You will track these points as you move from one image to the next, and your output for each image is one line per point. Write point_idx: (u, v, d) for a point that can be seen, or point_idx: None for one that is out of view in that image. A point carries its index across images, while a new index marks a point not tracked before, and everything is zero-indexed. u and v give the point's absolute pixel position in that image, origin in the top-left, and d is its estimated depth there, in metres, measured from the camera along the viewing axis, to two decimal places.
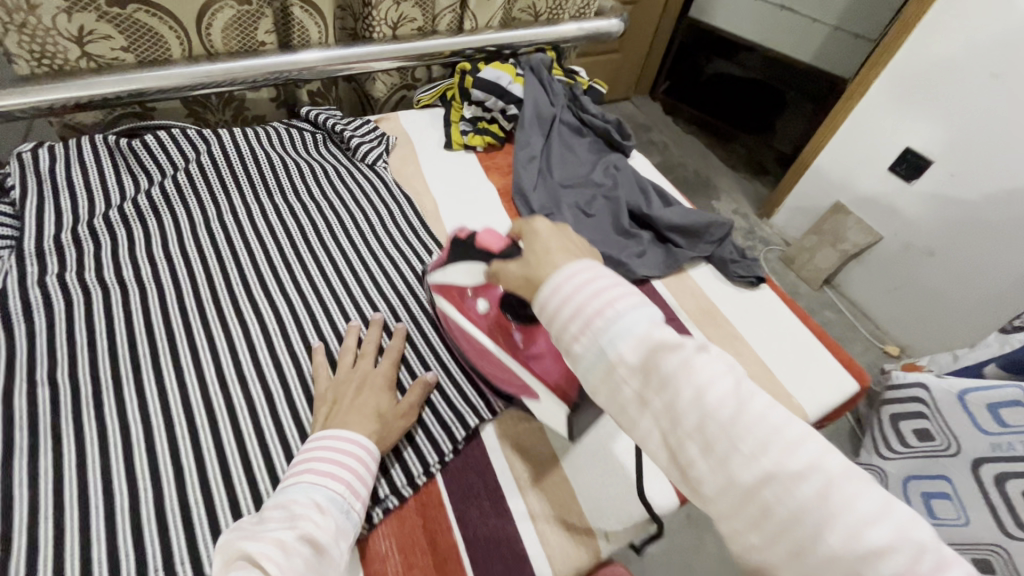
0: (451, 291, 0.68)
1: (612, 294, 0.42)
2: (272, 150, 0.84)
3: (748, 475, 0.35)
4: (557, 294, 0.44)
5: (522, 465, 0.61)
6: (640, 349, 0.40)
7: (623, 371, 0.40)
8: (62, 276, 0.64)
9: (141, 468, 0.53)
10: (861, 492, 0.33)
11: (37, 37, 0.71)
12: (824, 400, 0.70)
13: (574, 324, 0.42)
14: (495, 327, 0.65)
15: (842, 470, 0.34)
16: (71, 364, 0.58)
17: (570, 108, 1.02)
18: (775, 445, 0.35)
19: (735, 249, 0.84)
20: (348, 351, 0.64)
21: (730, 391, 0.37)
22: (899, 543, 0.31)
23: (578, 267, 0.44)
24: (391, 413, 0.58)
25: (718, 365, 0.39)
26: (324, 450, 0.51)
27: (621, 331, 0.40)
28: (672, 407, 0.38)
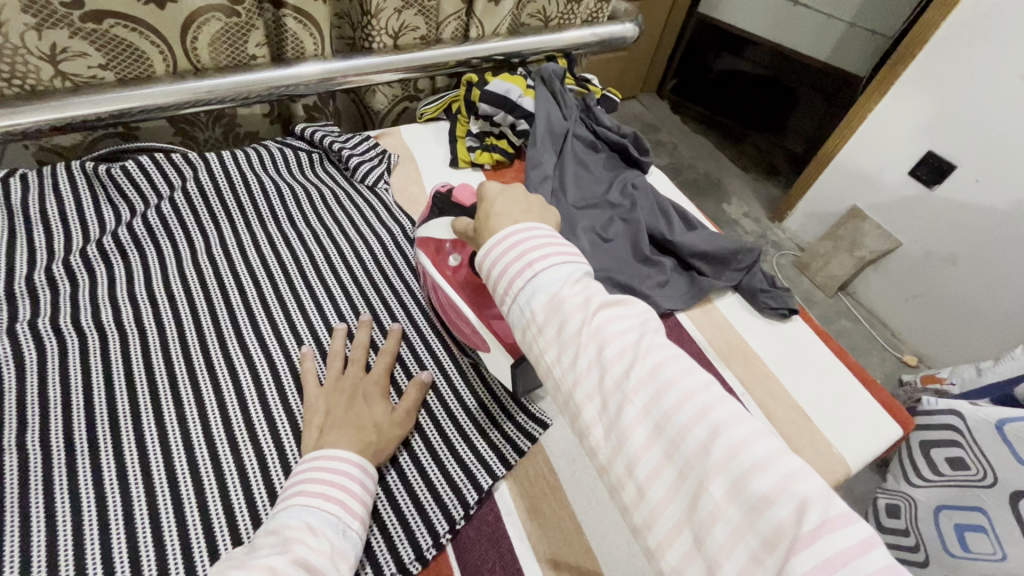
0: (429, 242, 0.68)
1: (532, 254, 0.46)
2: (265, 174, 0.78)
3: (640, 428, 0.37)
4: (492, 252, 0.48)
5: (540, 530, 0.55)
6: (553, 303, 0.43)
7: (535, 328, 0.43)
8: (34, 322, 0.58)
9: (117, 545, 0.47)
10: (750, 443, 0.34)
11: (5, 57, 0.64)
12: (865, 447, 0.64)
13: (500, 283, 0.47)
14: (464, 281, 0.65)
15: (733, 421, 0.35)
16: (41, 425, 0.52)
17: (583, 120, 0.95)
18: (665, 399, 0.37)
19: (765, 277, 0.78)
20: (337, 357, 0.61)
21: (627, 346, 0.40)
22: (780, 493, 0.32)
23: (512, 230, 0.49)
24: (386, 422, 0.56)
25: (623, 323, 0.41)
26: (315, 471, 0.48)
27: (537, 287, 0.44)
28: (574, 364, 0.41)
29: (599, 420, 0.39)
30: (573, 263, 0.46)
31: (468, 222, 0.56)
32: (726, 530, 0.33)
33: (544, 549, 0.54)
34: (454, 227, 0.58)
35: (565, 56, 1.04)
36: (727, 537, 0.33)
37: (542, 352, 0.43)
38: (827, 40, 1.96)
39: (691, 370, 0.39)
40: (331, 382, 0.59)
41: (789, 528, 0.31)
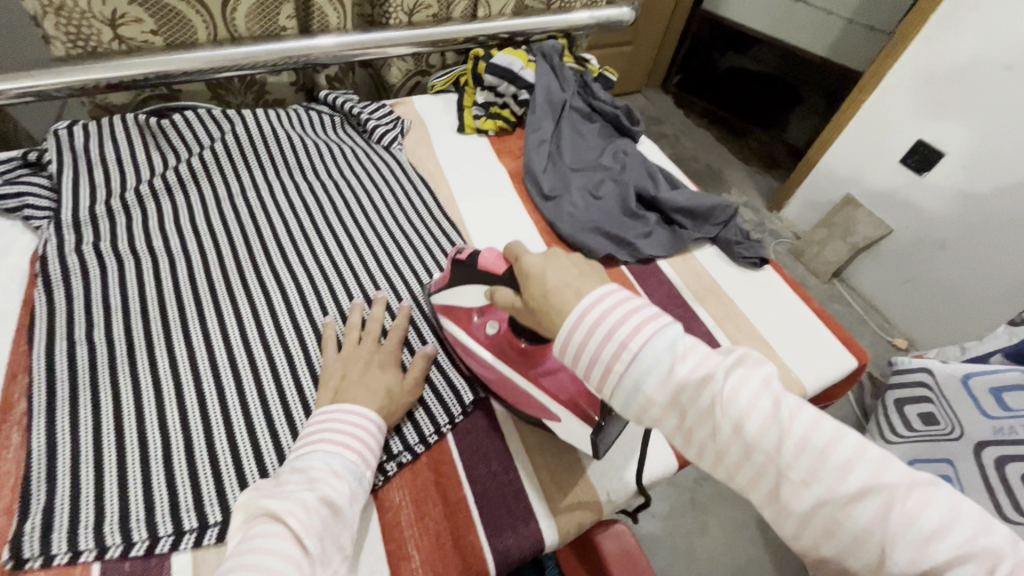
0: (457, 310, 0.63)
1: (623, 333, 0.43)
2: (293, 132, 0.86)
3: (804, 504, 0.37)
4: (575, 337, 0.44)
5: (530, 427, 0.63)
6: (678, 385, 0.41)
7: (655, 407, 0.42)
8: (97, 245, 0.67)
9: (171, 418, 0.55)
10: (927, 503, 0.34)
11: (73, 20, 0.74)
12: (824, 374, 0.72)
13: (594, 370, 0.44)
14: (507, 348, 0.59)
15: (904, 487, 0.35)
16: (107, 325, 0.61)
17: (580, 95, 1.04)
18: (825, 472, 0.37)
19: (740, 231, 0.86)
20: (353, 328, 0.62)
21: (773, 419, 0.38)
22: (966, 551, 0.33)
23: (589, 302, 0.45)
24: (398, 388, 0.58)
25: (754, 388, 0.39)
26: (337, 423, 0.51)
27: (648, 370, 0.42)
28: (716, 439, 0.40)
29: (756, 490, 0.39)
30: (669, 327, 0.43)
31: (510, 296, 0.51)
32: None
33: (532, 442, 0.61)
34: (494, 302, 0.52)
35: (566, 36, 1.12)
36: None
37: (672, 428, 0.42)
38: (828, 36, 2.05)
39: (837, 428, 0.38)
40: (348, 350, 0.60)
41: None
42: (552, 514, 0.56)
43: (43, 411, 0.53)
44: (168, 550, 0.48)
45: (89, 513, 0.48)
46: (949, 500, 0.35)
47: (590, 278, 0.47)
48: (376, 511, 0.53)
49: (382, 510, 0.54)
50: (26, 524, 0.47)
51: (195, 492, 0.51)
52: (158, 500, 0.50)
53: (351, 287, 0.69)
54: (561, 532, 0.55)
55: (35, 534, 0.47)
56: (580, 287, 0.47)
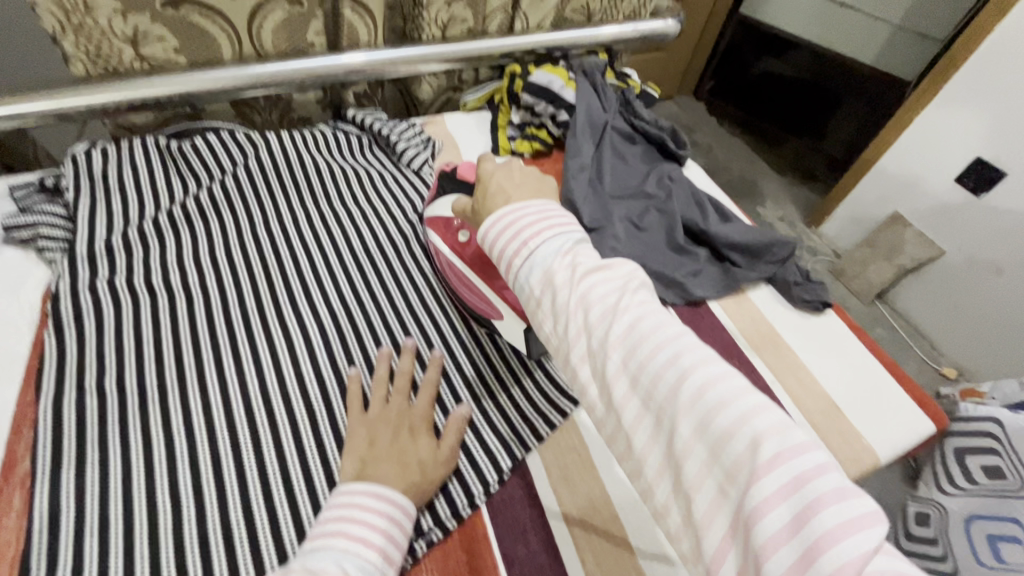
0: (438, 221, 0.71)
1: (527, 233, 0.47)
2: (319, 155, 0.82)
3: (621, 382, 0.38)
4: (492, 234, 0.49)
5: (571, 498, 0.56)
6: (548, 278, 0.44)
7: (529, 299, 0.45)
8: (113, 280, 0.63)
9: (184, 481, 0.51)
10: (718, 387, 0.34)
11: (93, 38, 0.70)
12: (895, 439, 0.65)
13: (502, 264, 0.48)
14: (473, 257, 0.68)
15: (702, 368, 0.35)
16: (119, 372, 0.57)
17: (622, 114, 0.97)
18: (645, 350, 0.37)
19: (798, 271, 0.79)
20: (381, 383, 0.57)
21: (608, 305, 0.40)
22: (741, 429, 0.33)
23: (513, 207, 0.50)
24: (431, 460, 0.53)
25: (605, 286, 0.42)
26: (359, 512, 0.45)
27: (533, 263, 0.45)
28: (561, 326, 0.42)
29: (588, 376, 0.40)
30: (569, 236, 0.47)
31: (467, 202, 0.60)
32: (696, 466, 0.34)
33: (574, 517, 0.55)
34: (454, 207, 0.61)
35: (606, 50, 1.05)
36: (697, 471, 0.34)
37: (536, 318, 0.44)
38: (873, 41, 1.91)
39: (669, 325, 0.39)
40: (375, 411, 0.55)
41: (747, 461, 0.32)
42: None
43: (48, 472, 0.49)
44: None
45: None
46: (743, 386, 0.35)
47: (527, 183, 0.56)
48: None
49: None
50: None
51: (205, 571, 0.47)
52: None
53: (378, 331, 0.64)
54: None
55: None
56: (517, 186, 0.55)
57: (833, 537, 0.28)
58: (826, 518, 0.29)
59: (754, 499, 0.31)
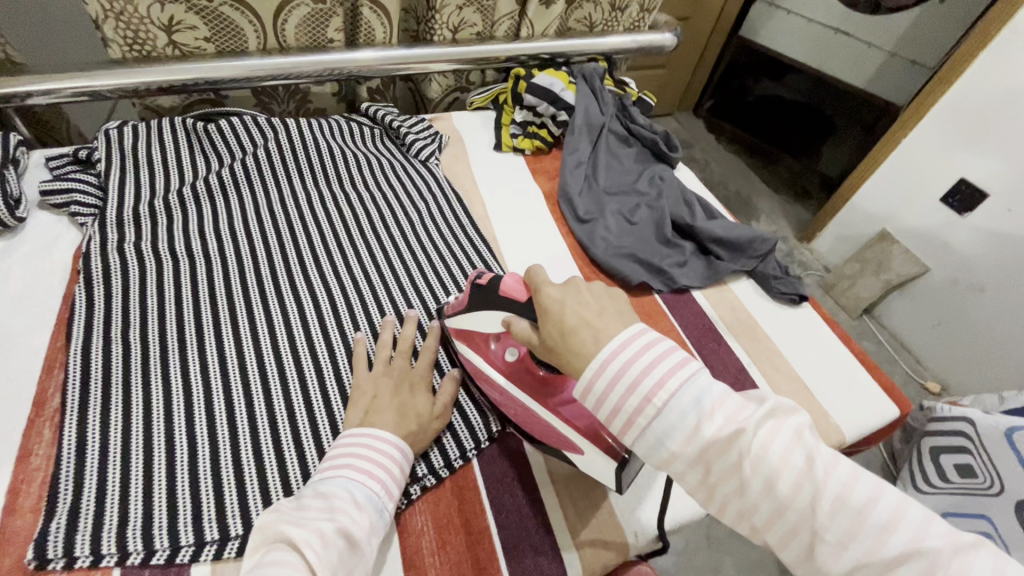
0: (473, 334, 0.61)
1: (647, 387, 0.40)
2: (333, 142, 0.87)
3: (841, 566, 0.35)
4: (597, 386, 0.42)
5: (555, 458, 0.61)
6: (704, 445, 0.38)
7: (686, 466, 0.39)
8: (139, 244, 0.68)
9: (199, 422, 0.55)
10: (969, 570, 0.32)
11: (132, 24, 0.76)
12: (863, 422, 0.69)
13: (618, 419, 0.42)
14: (526, 375, 0.58)
15: (942, 553, 0.33)
16: (142, 324, 0.62)
17: (618, 118, 1.03)
18: (864, 531, 0.34)
19: (778, 265, 0.84)
20: (384, 345, 0.62)
21: (801, 475, 0.36)
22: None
23: (614, 346, 0.42)
24: (428, 415, 0.57)
25: (787, 445, 0.37)
26: (364, 448, 0.50)
27: (679, 431, 0.39)
28: (743, 496, 0.38)
29: (786, 546, 0.37)
30: (696, 379, 0.40)
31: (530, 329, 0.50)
32: None
33: (559, 475, 0.59)
34: (511, 331, 0.51)
35: (606, 59, 1.12)
36: None
37: (696, 483, 0.40)
38: (865, 67, 1.94)
39: (876, 488, 0.36)
40: (378, 368, 0.60)
41: None
42: (576, 551, 0.54)
43: (76, 409, 0.54)
44: (187, 560, 0.48)
45: (113, 514, 0.48)
46: (991, 565, 0.32)
47: (609, 318, 0.45)
48: (398, 536, 0.52)
49: (403, 536, 0.52)
50: (52, 522, 0.47)
51: (217, 501, 0.51)
52: (182, 509, 0.50)
53: (383, 303, 0.69)
54: (586, 573, 0.53)
55: (60, 533, 0.47)
56: (599, 327, 0.44)
57: None
58: None
59: None
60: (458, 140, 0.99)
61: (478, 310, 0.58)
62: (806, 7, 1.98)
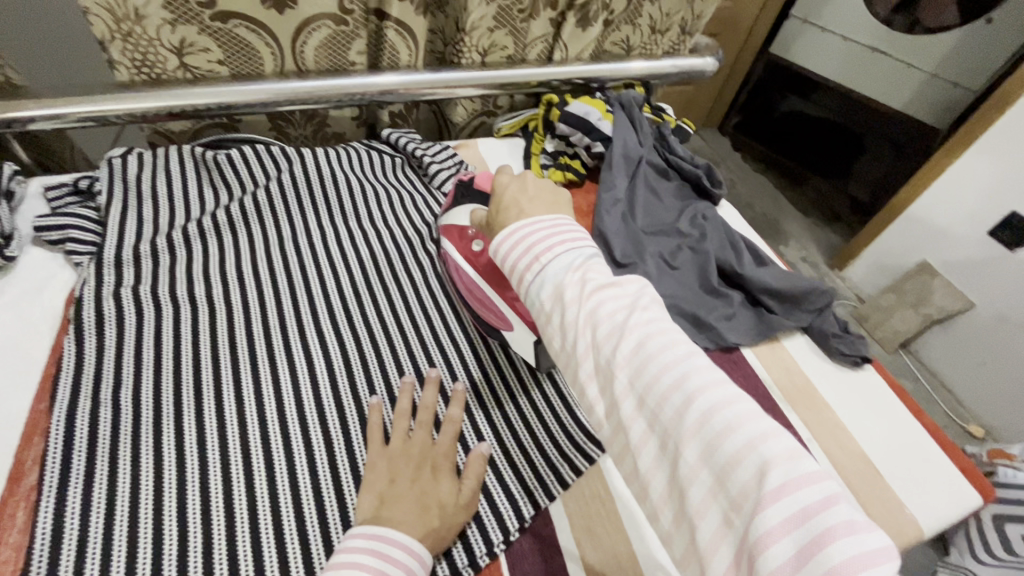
0: (452, 229, 0.70)
1: (541, 248, 0.48)
2: (352, 173, 0.81)
3: (627, 402, 0.39)
4: (506, 249, 0.50)
5: (594, 554, 0.53)
6: (558, 293, 0.45)
7: (540, 314, 0.46)
8: (137, 289, 0.62)
9: (193, 505, 0.49)
10: (722, 408, 0.35)
11: (141, 46, 0.71)
12: (938, 511, 0.61)
13: (514, 277, 0.49)
14: (486, 266, 0.67)
15: (711, 395, 0.36)
16: (135, 384, 0.55)
17: (656, 149, 0.96)
18: (653, 370, 0.38)
19: (837, 321, 0.76)
20: (403, 416, 0.55)
21: (614, 323, 0.41)
22: (746, 456, 0.33)
23: (530, 221, 0.51)
24: (452, 504, 0.50)
25: (614, 304, 0.42)
26: (371, 559, 0.43)
27: (544, 278, 0.46)
28: (567, 342, 0.43)
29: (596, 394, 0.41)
30: (581, 252, 0.48)
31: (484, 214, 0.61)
32: (702, 491, 0.34)
33: (597, 575, 0.51)
34: (472, 219, 0.62)
35: (643, 84, 1.05)
36: (702, 496, 0.34)
37: (546, 334, 0.45)
38: (902, 89, 1.81)
39: (679, 347, 0.39)
40: (396, 445, 0.53)
41: (754, 489, 0.32)
42: None
43: (55, 488, 0.47)
44: None
45: None
46: (751, 414, 0.35)
47: (539, 204, 0.55)
48: None
49: None
50: None
51: None
52: None
53: (401, 360, 0.63)
54: None
55: None
56: (524, 208, 0.54)
57: (846, 567, 0.28)
58: (836, 552, 0.29)
59: (758, 530, 0.31)
60: (484, 168, 0.92)
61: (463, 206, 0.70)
62: (842, 23, 1.88)
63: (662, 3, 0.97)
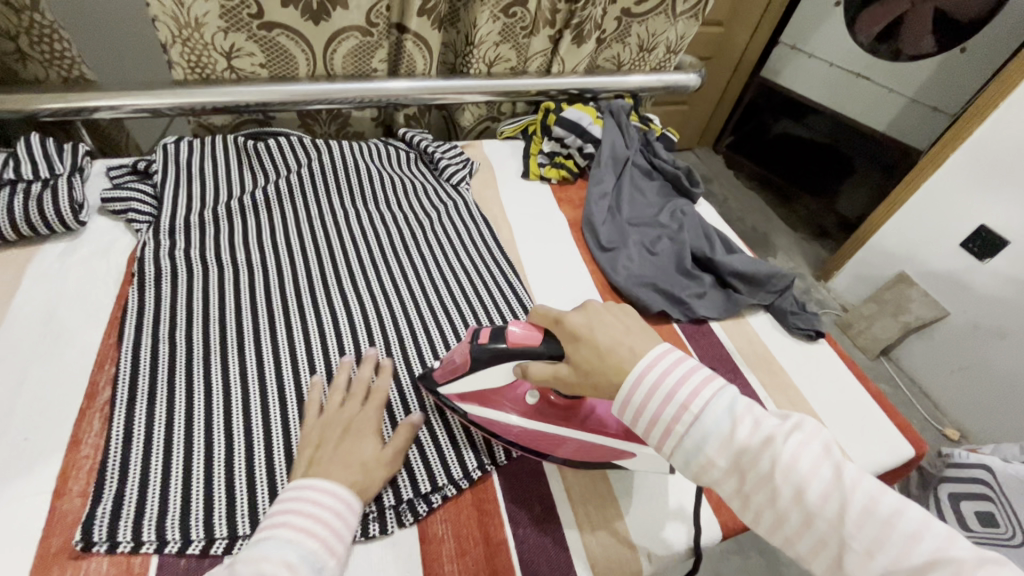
0: (486, 394, 0.59)
1: (686, 397, 0.44)
2: (372, 164, 0.92)
3: (870, 574, 0.37)
4: (634, 399, 0.45)
5: (573, 478, 0.62)
6: (738, 454, 0.42)
7: (717, 473, 0.43)
8: (188, 252, 0.73)
9: (237, 420, 0.58)
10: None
11: (196, 50, 0.83)
12: (876, 459, 0.70)
13: (654, 430, 0.45)
14: (548, 408, 0.59)
15: (969, 560, 0.35)
16: (188, 327, 0.65)
17: (642, 153, 1.07)
18: (893, 537, 0.37)
19: (795, 301, 0.86)
20: (338, 389, 0.60)
21: (828, 483, 0.39)
22: None
23: (652, 357, 0.46)
24: (375, 461, 0.55)
25: (813, 456, 0.40)
26: (303, 504, 0.47)
27: (712, 436, 0.43)
28: (774, 505, 0.41)
29: (814, 553, 0.40)
30: (723, 392, 0.44)
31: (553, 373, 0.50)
32: None
33: (575, 492, 0.61)
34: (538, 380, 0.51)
35: (632, 96, 1.17)
36: None
37: (731, 491, 0.43)
38: (885, 112, 1.92)
39: (898, 498, 0.39)
40: (327, 414, 0.58)
41: None
42: (590, 566, 0.56)
43: (124, 402, 0.57)
44: (221, 552, 0.50)
45: (154, 505, 0.51)
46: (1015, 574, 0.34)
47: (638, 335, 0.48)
48: (419, 542, 0.54)
49: (425, 541, 0.55)
50: (98, 508, 0.50)
51: (250, 499, 0.53)
52: (218, 502, 0.52)
53: (411, 316, 0.72)
54: None
55: (105, 518, 0.49)
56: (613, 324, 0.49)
57: None
58: None
59: None
60: (487, 166, 1.03)
61: (484, 370, 0.57)
62: (827, 52, 2.00)
63: (648, 24, 1.10)
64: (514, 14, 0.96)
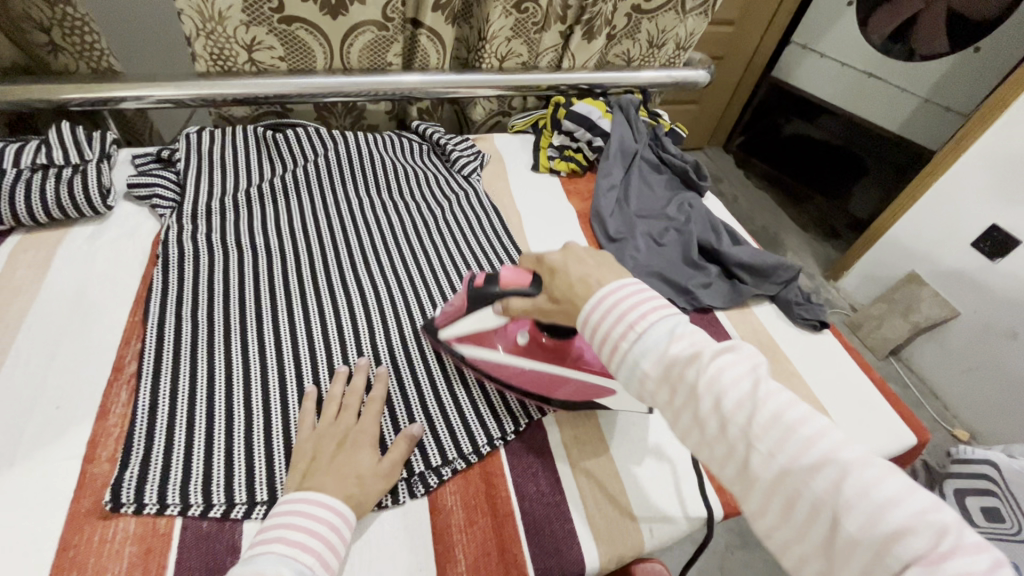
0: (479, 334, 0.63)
1: (633, 316, 0.45)
2: (385, 154, 0.95)
3: (769, 473, 0.37)
4: (593, 318, 0.47)
5: (578, 455, 0.64)
6: (665, 365, 0.43)
7: (649, 383, 0.44)
8: (209, 236, 0.76)
9: (256, 395, 0.61)
10: (878, 478, 0.34)
11: (218, 42, 0.86)
12: (878, 446, 0.71)
13: (606, 347, 0.46)
14: (539, 350, 0.62)
15: (859, 463, 0.35)
16: (209, 306, 0.68)
17: (651, 147, 1.09)
18: (795, 440, 0.37)
19: (800, 292, 0.87)
20: (332, 401, 0.59)
21: (743, 392, 0.39)
22: (915, 525, 0.32)
23: (612, 288, 0.48)
24: (370, 473, 0.54)
25: (736, 369, 0.41)
26: (298, 518, 0.47)
27: (647, 349, 0.44)
28: (694, 413, 0.41)
29: (728, 459, 0.40)
30: (672, 316, 0.45)
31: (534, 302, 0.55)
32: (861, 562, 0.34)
33: (580, 468, 0.63)
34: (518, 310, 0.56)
35: (642, 91, 1.18)
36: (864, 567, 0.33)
37: (663, 402, 0.43)
38: (898, 112, 1.90)
39: (809, 411, 0.39)
40: (324, 426, 0.57)
41: (925, 554, 0.31)
42: (594, 539, 0.57)
43: (150, 375, 0.60)
44: (240, 517, 0.53)
45: (178, 473, 0.54)
46: (907, 485, 0.35)
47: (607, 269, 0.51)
48: (428, 513, 0.57)
49: (434, 512, 0.57)
50: (125, 473, 0.53)
51: (268, 468, 0.56)
52: (238, 470, 0.55)
53: (422, 301, 0.74)
54: (601, 557, 0.56)
55: (132, 483, 0.52)
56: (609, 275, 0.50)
57: None
58: None
59: None
60: (498, 159, 1.05)
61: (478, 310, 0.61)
62: (840, 52, 1.98)
63: (658, 20, 1.11)
64: (525, 10, 0.97)
